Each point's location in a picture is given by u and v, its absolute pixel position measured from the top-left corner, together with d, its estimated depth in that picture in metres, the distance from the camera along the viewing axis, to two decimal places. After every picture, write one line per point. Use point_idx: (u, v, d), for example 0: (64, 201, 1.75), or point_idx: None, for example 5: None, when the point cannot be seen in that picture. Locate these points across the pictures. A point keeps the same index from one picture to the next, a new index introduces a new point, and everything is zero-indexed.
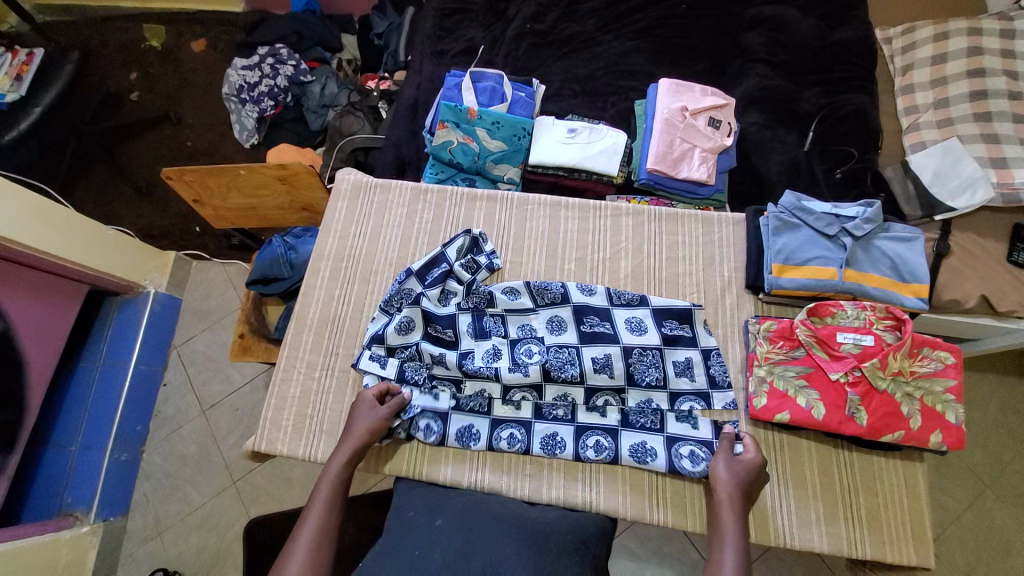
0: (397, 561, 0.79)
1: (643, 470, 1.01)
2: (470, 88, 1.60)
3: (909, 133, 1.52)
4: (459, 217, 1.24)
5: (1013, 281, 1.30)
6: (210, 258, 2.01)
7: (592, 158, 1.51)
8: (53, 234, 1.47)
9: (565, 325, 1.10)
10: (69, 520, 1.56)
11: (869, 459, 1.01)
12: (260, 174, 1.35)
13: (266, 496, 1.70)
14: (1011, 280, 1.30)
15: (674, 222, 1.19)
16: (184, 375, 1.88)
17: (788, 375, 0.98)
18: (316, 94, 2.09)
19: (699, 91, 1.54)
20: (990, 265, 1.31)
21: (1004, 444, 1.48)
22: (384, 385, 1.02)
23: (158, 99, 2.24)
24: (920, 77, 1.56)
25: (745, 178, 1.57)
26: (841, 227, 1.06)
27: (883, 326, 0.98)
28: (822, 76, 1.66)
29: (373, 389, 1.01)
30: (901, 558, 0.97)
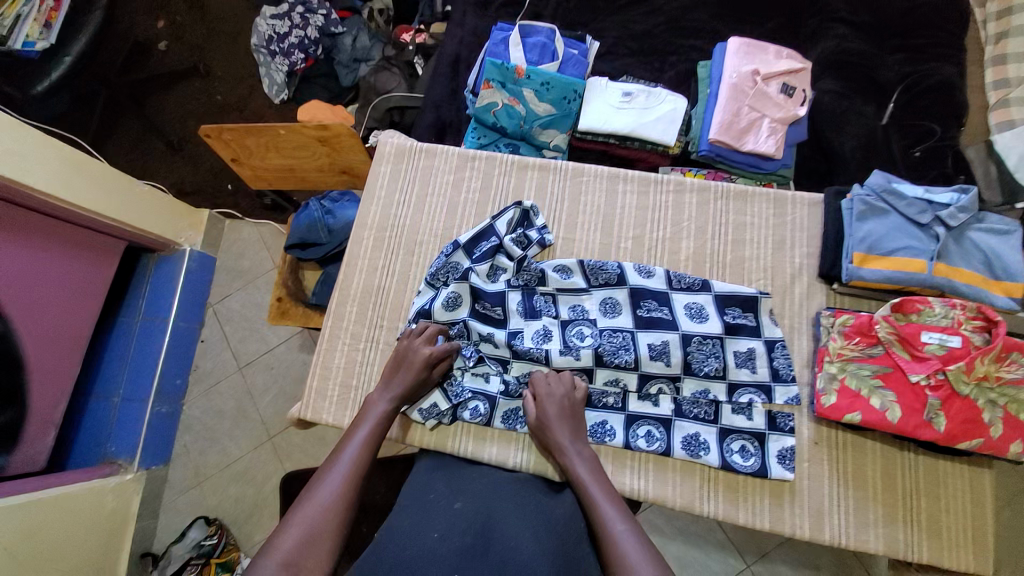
0: (413, 542, 0.71)
1: (695, 462, 0.97)
2: (519, 43, 1.48)
3: (996, 110, 1.33)
4: (509, 188, 1.18)
5: None
6: (243, 217, 1.99)
7: (649, 126, 1.40)
8: (89, 189, 1.45)
9: (620, 308, 1.04)
10: (113, 468, 1.63)
11: (935, 463, 0.95)
12: (300, 134, 1.29)
13: (299, 453, 1.74)
14: None
15: (743, 201, 1.10)
16: (220, 333, 1.90)
17: (862, 374, 0.92)
18: (348, 47, 1.97)
19: (773, 53, 1.39)
20: None
21: None
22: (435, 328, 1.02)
23: (187, 49, 2.16)
24: (1016, 46, 1.35)
25: (814, 153, 1.44)
26: (935, 215, 0.96)
27: (972, 327, 0.90)
28: (907, 40, 1.46)
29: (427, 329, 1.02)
30: (958, 565, 0.92)
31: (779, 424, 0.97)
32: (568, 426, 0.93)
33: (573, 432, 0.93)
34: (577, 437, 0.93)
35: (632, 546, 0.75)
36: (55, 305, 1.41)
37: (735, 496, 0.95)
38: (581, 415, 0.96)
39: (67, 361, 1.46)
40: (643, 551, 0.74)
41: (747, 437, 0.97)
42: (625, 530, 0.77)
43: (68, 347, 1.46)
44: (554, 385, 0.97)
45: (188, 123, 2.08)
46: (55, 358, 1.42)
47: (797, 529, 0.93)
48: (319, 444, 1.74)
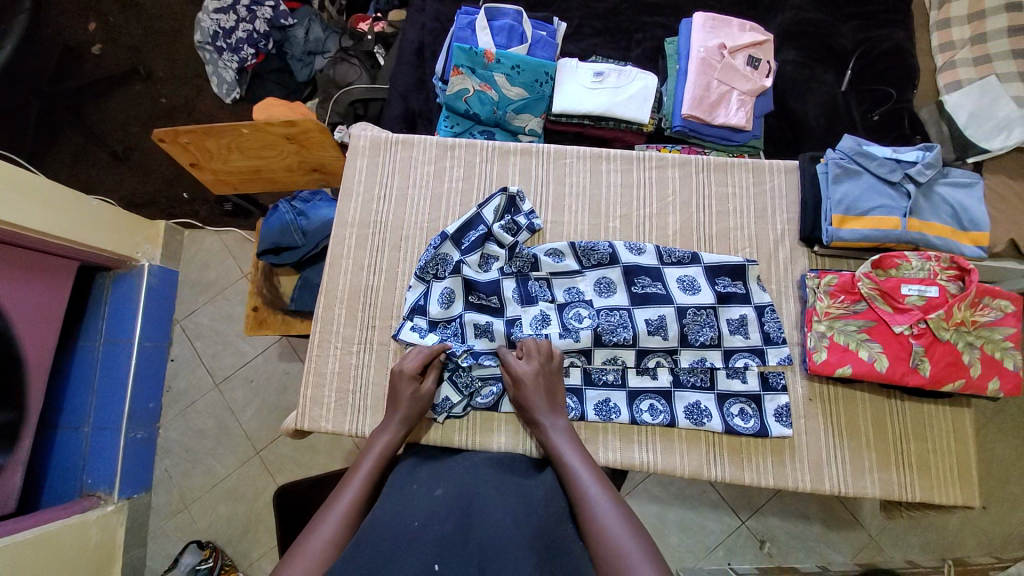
0: (392, 532, 0.69)
1: (700, 430, 1.00)
2: (485, 27, 1.44)
3: (944, 72, 1.43)
4: (493, 174, 1.16)
5: None
6: (203, 226, 1.87)
7: (622, 105, 1.40)
8: (32, 209, 1.32)
9: (614, 287, 1.05)
10: (93, 501, 1.54)
11: (920, 407, 1.01)
12: (266, 132, 1.22)
13: (290, 464, 1.68)
14: None
15: (724, 172, 1.13)
16: (192, 349, 1.80)
17: (849, 330, 0.97)
18: (300, 40, 1.87)
19: (737, 26, 1.42)
20: None
21: None
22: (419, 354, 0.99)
23: (124, 51, 2.00)
24: (958, 10, 1.44)
25: (780, 122, 1.48)
26: (904, 173, 1.02)
27: (947, 276, 0.96)
28: (861, 8, 1.50)
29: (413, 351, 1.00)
30: (947, 500, 0.99)
31: (772, 384, 1.01)
32: (547, 404, 0.94)
33: (552, 410, 0.94)
34: (556, 416, 0.94)
35: (613, 522, 0.75)
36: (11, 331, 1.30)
37: (740, 459, 0.99)
38: (556, 385, 0.97)
39: (29, 390, 1.36)
40: (625, 526, 0.75)
41: (745, 400, 1.00)
42: (607, 505, 0.78)
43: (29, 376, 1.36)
44: (530, 360, 0.96)
45: (133, 130, 1.94)
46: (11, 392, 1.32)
47: (801, 484, 0.98)
48: (310, 452, 1.69)
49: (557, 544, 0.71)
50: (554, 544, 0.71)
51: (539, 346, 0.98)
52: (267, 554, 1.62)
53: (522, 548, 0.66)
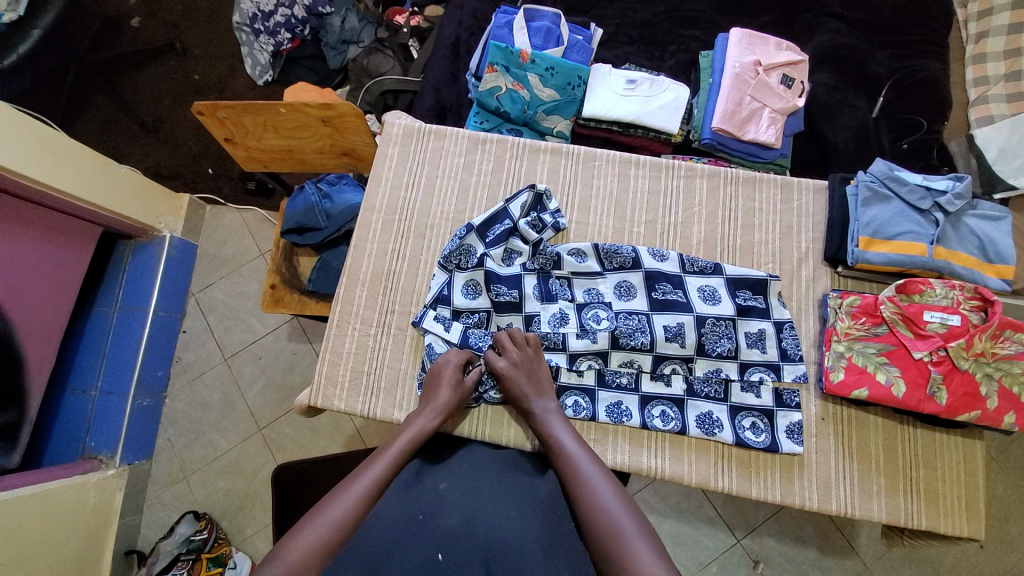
0: (396, 524, 0.69)
1: (710, 440, 1.00)
2: (523, 27, 1.46)
3: (976, 106, 1.42)
4: (522, 171, 1.17)
5: None
6: (224, 203, 1.90)
7: (652, 114, 1.41)
8: (63, 171, 1.35)
9: (634, 291, 1.06)
10: (94, 464, 1.55)
11: (932, 436, 1.00)
12: (302, 113, 1.24)
13: (290, 444, 1.69)
14: None
15: (751, 186, 1.13)
16: (204, 322, 1.82)
17: (868, 352, 0.97)
18: (335, 28, 1.89)
19: (773, 45, 1.42)
20: None
21: None
22: (466, 355, 1.01)
23: (163, 26, 2.04)
24: (994, 46, 1.44)
25: (807, 143, 1.48)
26: (934, 201, 1.02)
27: (969, 306, 0.95)
28: (897, 36, 1.51)
29: (458, 354, 1.00)
30: (953, 531, 0.98)
31: (786, 401, 1.01)
32: (534, 391, 0.95)
33: (540, 396, 0.95)
34: (545, 401, 0.94)
35: (615, 508, 0.75)
36: (30, 291, 1.32)
37: (749, 472, 0.98)
38: (541, 372, 0.97)
39: (41, 349, 1.38)
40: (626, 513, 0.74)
41: (757, 414, 1.00)
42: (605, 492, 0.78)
43: (42, 335, 1.38)
44: (510, 354, 0.97)
45: (164, 104, 1.98)
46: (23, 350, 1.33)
47: (808, 502, 0.97)
48: (311, 434, 1.69)
49: (561, 541, 0.70)
50: (556, 536, 0.71)
51: (514, 338, 0.99)
52: (260, 532, 1.63)
53: (527, 543, 0.65)
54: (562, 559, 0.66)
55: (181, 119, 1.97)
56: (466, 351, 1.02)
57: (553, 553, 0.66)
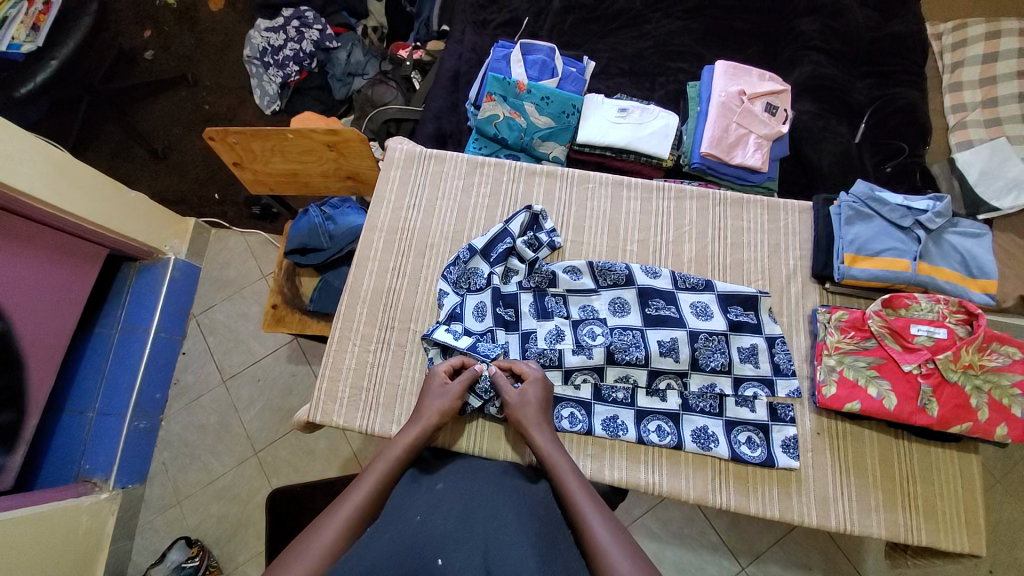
0: (395, 525, 0.70)
1: (707, 455, 1.00)
2: (520, 60, 1.54)
3: (956, 131, 1.49)
4: (519, 192, 1.22)
5: None
6: (229, 227, 1.94)
7: (644, 140, 1.47)
8: (73, 193, 1.40)
9: (628, 307, 1.08)
10: (87, 487, 1.53)
11: (928, 450, 1.01)
12: (309, 138, 1.30)
13: (287, 467, 1.67)
14: None
15: (740, 207, 1.18)
16: (203, 344, 1.83)
17: (859, 365, 0.98)
18: (342, 61, 1.99)
19: (756, 76, 1.50)
20: None
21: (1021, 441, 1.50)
22: (455, 362, 1.00)
23: (176, 59, 2.14)
24: (969, 75, 1.52)
25: (794, 168, 1.53)
26: (915, 219, 1.06)
27: (955, 320, 0.98)
28: (874, 68, 1.59)
29: (445, 365, 1.00)
30: (955, 547, 0.97)
31: (781, 415, 1.02)
32: (538, 420, 0.92)
33: (544, 425, 0.92)
34: (548, 429, 0.92)
35: (609, 541, 0.72)
36: (37, 309, 1.35)
37: (746, 487, 0.99)
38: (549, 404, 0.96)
39: (42, 367, 1.39)
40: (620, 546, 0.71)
41: (752, 429, 1.01)
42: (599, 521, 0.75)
43: (45, 353, 1.39)
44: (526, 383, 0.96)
45: (174, 132, 2.05)
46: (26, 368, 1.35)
47: (806, 517, 0.97)
48: (309, 457, 1.68)
49: (558, 546, 0.71)
50: (553, 538, 0.72)
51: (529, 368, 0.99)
52: (253, 559, 1.59)
53: (521, 543, 0.66)
54: (559, 563, 0.67)
55: (190, 146, 2.05)
56: (461, 358, 1.01)
57: (550, 558, 0.66)
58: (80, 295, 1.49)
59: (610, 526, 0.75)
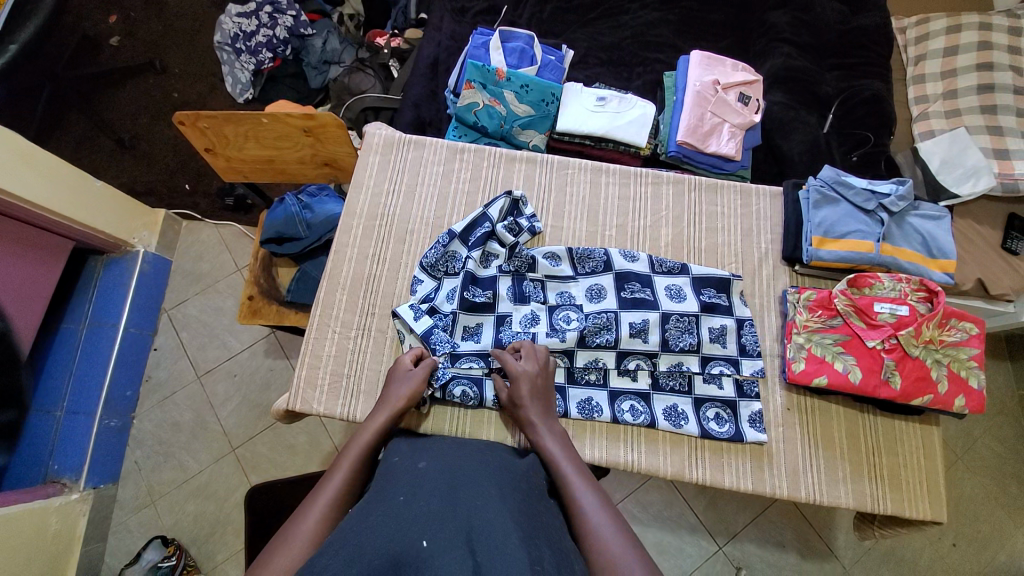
0: (379, 507, 0.70)
1: (680, 433, 1.03)
2: (498, 47, 1.54)
3: (918, 122, 1.54)
4: (498, 178, 1.22)
5: (1004, 266, 1.33)
6: (201, 219, 1.89)
7: (621, 128, 1.49)
8: (37, 182, 1.34)
9: (605, 292, 1.09)
10: (56, 488, 1.48)
11: (892, 424, 1.06)
12: (285, 123, 1.27)
13: (268, 463, 1.65)
14: (1003, 265, 1.33)
15: (714, 192, 1.21)
16: (176, 339, 1.78)
17: (826, 342, 1.02)
18: (317, 49, 1.95)
19: (730, 66, 1.54)
20: (984, 250, 1.34)
21: (975, 420, 1.58)
22: (419, 351, 1.02)
23: (142, 46, 2.06)
24: (931, 68, 1.58)
25: (766, 156, 1.58)
26: (878, 203, 1.10)
27: (917, 298, 1.02)
28: (842, 60, 1.65)
29: (409, 354, 1.01)
30: (918, 515, 1.02)
31: (746, 391, 1.05)
32: (535, 403, 0.94)
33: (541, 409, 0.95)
34: (547, 416, 0.94)
35: (602, 521, 0.74)
36: (22, 297, 1.36)
37: (719, 462, 1.02)
38: (550, 389, 0.99)
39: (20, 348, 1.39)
40: (612, 521, 0.74)
41: (720, 405, 1.04)
42: (596, 503, 0.77)
43: (21, 337, 1.38)
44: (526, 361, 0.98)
45: (141, 121, 1.98)
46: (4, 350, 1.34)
47: (778, 490, 1.01)
48: (290, 453, 1.65)
49: (542, 520, 0.72)
50: (536, 514, 0.73)
51: (531, 350, 1.00)
52: (233, 557, 1.56)
53: (504, 520, 0.66)
54: (542, 534, 0.68)
55: (160, 136, 1.98)
56: (420, 348, 1.03)
57: (533, 532, 0.67)
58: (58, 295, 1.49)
59: (602, 505, 0.77)
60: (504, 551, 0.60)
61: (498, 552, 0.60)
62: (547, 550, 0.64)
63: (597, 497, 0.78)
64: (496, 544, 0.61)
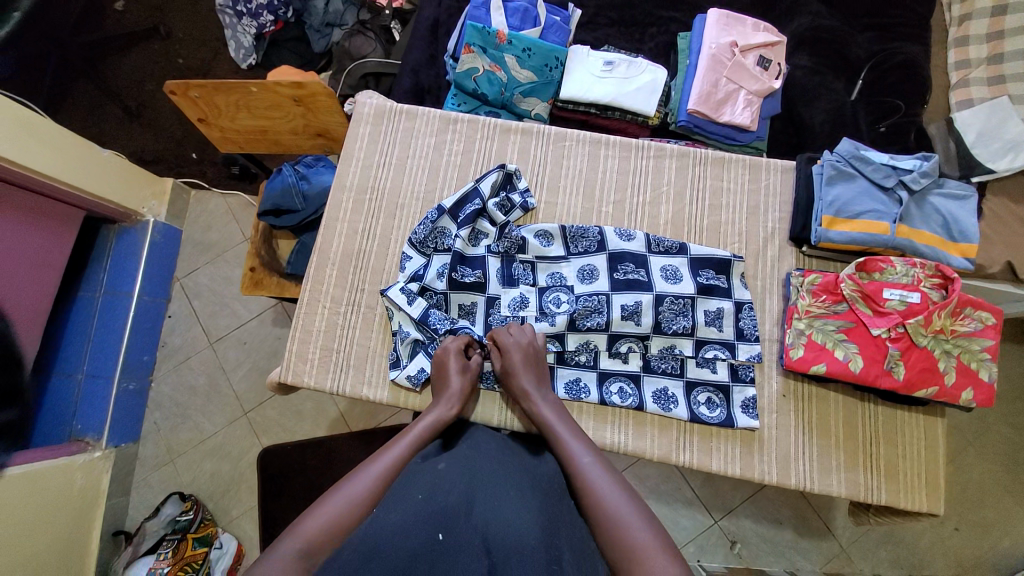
0: (397, 505, 0.70)
1: (668, 417, 1.01)
2: (500, 7, 1.44)
3: (956, 90, 1.41)
4: (492, 151, 1.17)
5: None
6: (209, 187, 1.90)
7: (630, 96, 1.40)
8: (45, 153, 1.35)
9: (597, 273, 1.06)
10: (80, 446, 1.56)
11: (894, 413, 1.02)
12: (274, 92, 1.24)
13: (277, 427, 1.71)
14: None
15: (721, 166, 1.14)
16: (189, 307, 1.83)
17: (827, 329, 0.98)
18: (319, 10, 1.85)
19: (750, 26, 1.42)
20: (1017, 231, 1.24)
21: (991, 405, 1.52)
22: (466, 338, 1.02)
23: (145, 8, 2.01)
24: (977, 28, 1.43)
25: (785, 126, 1.47)
26: (898, 180, 1.02)
27: (930, 284, 0.96)
28: (878, 19, 1.50)
29: (457, 340, 1.00)
30: (913, 506, 0.99)
31: (741, 376, 1.02)
32: (532, 380, 0.94)
33: (538, 383, 0.95)
34: (544, 390, 0.94)
35: (620, 500, 0.74)
36: (29, 275, 1.36)
37: (708, 446, 1.00)
38: (543, 363, 0.98)
39: (20, 344, 1.36)
40: (627, 501, 0.74)
41: (712, 390, 1.02)
42: (608, 483, 0.77)
43: (20, 330, 1.36)
44: (516, 339, 0.98)
45: (147, 87, 1.96)
46: (2, 345, 1.31)
47: (767, 476, 0.99)
48: (298, 418, 1.71)
49: (562, 525, 0.71)
50: (557, 518, 0.72)
51: (520, 329, 1.00)
52: (246, 513, 1.65)
53: (524, 521, 0.67)
54: (563, 538, 0.68)
55: (165, 104, 1.96)
56: (466, 337, 1.02)
57: (552, 530, 0.68)
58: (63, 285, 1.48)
59: (616, 484, 0.77)
60: (521, 555, 0.62)
61: (515, 556, 0.61)
62: (565, 553, 0.65)
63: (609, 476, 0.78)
64: (513, 547, 0.62)
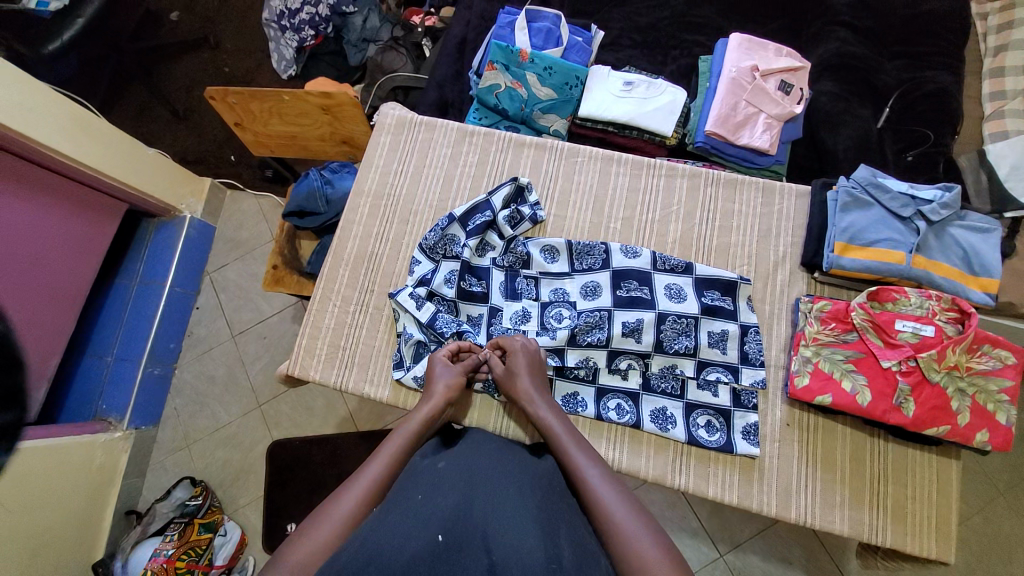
0: (397, 506, 0.71)
1: (665, 437, 1.00)
2: (524, 27, 1.49)
3: (990, 121, 1.37)
4: (505, 164, 1.20)
5: None
6: (244, 188, 2.00)
7: (648, 116, 1.41)
8: (95, 149, 1.46)
9: (601, 290, 1.06)
10: (102, 425, 1.63)
11: (905, 451, 0.97)
12: (304, 101, 1.31)
13: (288, 422, 1.75)
14: None
15: (733, 188, 1.13)
16: (216, 300, 1.91)
17: (835, 358, 0.95)
18: (357, 26, 1.96)
19: (773, 51, 1.42)
20: None
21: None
22: (455, 346, 1.03)
23: (199, 20, 2.16)
24: (1014, 60, 1.39)
25: (807, 151, 1.46)
26: (917, 210, 0.99)
27: (946, 318, 0.93)
28: (908, 47, 1.47)
29: (445, 349, 1.02)
30: (923, 552, 0.94)
31: (743, 401, 1.00)
32: (533, 391, 0.94)
33: (540, 394, 0.95)
34: (544, 399, 0.94)
35: (625, 514, 0.74)
36: (70, 260, 1.46)
37: (705, 470, 0.98)
38: (544, 372, 0.99)
39: (58, 324, 1.45)
40: (634, 515, 0.74)
41: (712, 413, 1.00)
42: (614, 495, 0.77)
43: (48, 321, 1.42)
44: (518, 351, 0.98)
45: (194, 93, 2.09)
46: (42, 324, 1.40)
47: (765, 506, 0.96)
48: (309, 414, 1.75)
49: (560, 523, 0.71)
50: (554, 513, 0.73)
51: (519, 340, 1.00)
52: (252, 503, 1.69)
53: (524, 522, 0.67)
54: (563, 535, 0.69)
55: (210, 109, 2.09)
56: (455, 343, 1.03)
57: (552, 527, 0.69)
58: (76, 289, 1.49)
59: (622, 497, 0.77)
60: (520, 555, 0.61)
61: (514, 556, 0.61)
62: (565, 550, 0.65)
63: (614, 488, 0.78)
64: (512, 547, 0.62)
